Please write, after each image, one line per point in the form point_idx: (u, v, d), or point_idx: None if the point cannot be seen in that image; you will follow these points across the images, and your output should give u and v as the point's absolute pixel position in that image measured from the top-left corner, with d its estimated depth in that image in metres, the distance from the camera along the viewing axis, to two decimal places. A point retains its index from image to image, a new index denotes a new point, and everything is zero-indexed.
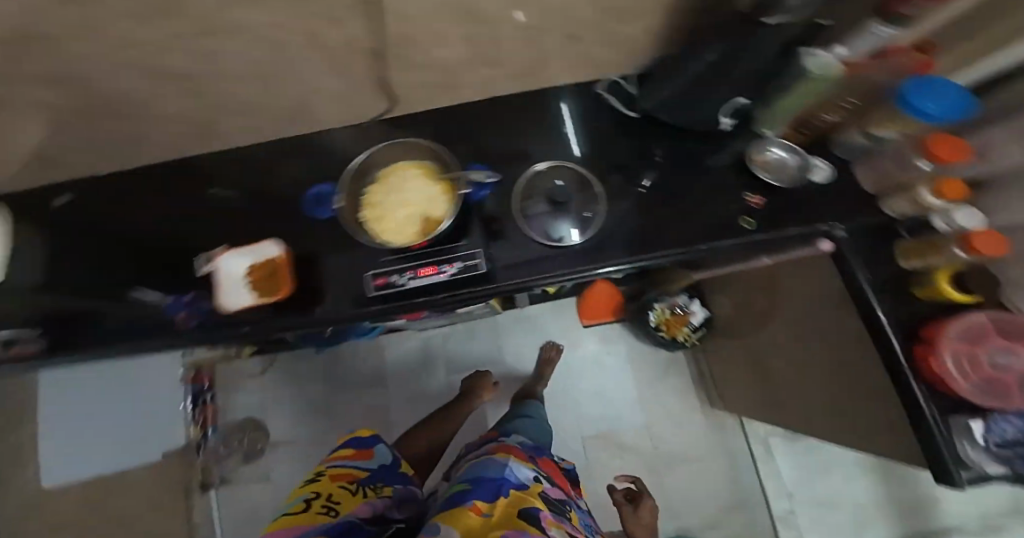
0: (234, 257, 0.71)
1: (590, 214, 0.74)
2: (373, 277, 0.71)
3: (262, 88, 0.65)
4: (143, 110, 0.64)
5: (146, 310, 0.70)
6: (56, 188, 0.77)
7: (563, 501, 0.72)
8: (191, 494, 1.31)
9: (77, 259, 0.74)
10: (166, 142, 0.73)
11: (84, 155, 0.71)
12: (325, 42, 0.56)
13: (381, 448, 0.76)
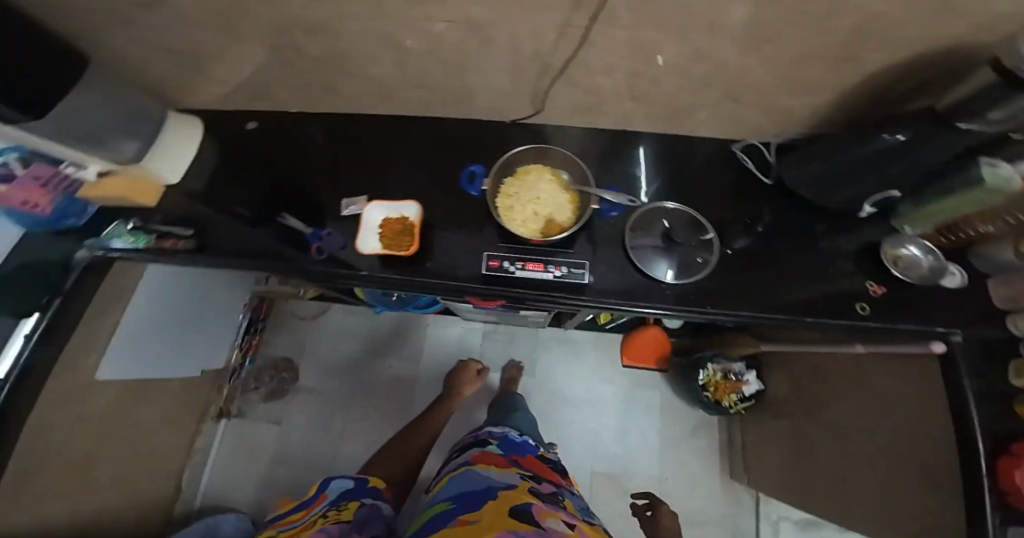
0: (377, 208, 0.78)
1: (700, 259, 0.77)
2: (489, 257, 0.76)
3: (457, 71, 0.72)
4: (351, 64, 0.72)
5: (282, 231, 0.76)
6: (244, 114, 0.86)
7: (554, 493, 0.81)
8: (204, 420, 1.25)
9: (239, 176, 0.81)
10: (349, 94, 0.81)
11: (284, 92, 0.80)
12: (541, 48, 0.64)
13: (337, 485, 0.94)
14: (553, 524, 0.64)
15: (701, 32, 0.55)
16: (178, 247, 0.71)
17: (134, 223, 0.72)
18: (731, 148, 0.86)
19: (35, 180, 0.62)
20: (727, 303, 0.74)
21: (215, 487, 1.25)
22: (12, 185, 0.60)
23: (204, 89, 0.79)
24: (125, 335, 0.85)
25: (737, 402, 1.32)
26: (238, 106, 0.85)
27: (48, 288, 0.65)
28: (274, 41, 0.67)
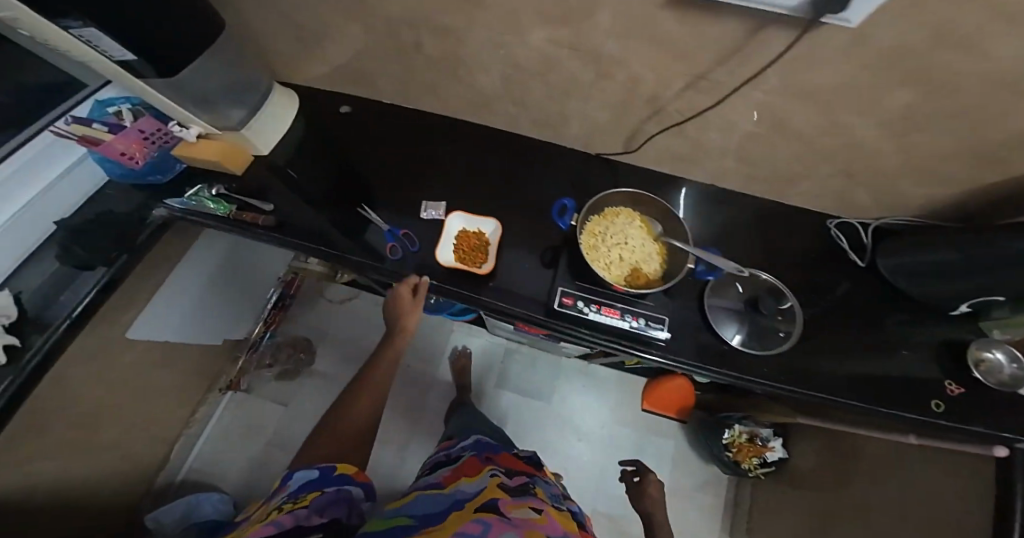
0: (458, 219, 0.76)
1: (783, 334, 0.74)
2: (562, 296, 0.69)
3: (563, 104, 0.70)
4: (462, 71, 0.70)
5: (356, 227, 0.73)
6: (338, 96, 0.85)
7: (524, 485, 0.63)
8: (211, 391, 1.16)
9: (321, 158, 0.79)
10: (446, 98, 0.79)
11: (384, 81, 0.79)
12: (667, 101, 0.60)
13: (294, 478, 0.53)
14: (525, 510, 0.49)
15: (851, 105, 0.53)
16: (259, 223, 0.69)
17: (218, 190, 0.70)
18: (826, 223, 0.86)
19: (139, 133, 0.63)
20: (796, 382, 0.71)
21: (207, 461, 1.17)
22: (119, 135, 0.60)
23: (307, 62, 0.77)
24: (162, 300, 0.83)
25: (756, 466, 1.30)
26: (333, 87, 0.84)
27: (119, 244, 0.61)
28: (394, 33, 0.65)
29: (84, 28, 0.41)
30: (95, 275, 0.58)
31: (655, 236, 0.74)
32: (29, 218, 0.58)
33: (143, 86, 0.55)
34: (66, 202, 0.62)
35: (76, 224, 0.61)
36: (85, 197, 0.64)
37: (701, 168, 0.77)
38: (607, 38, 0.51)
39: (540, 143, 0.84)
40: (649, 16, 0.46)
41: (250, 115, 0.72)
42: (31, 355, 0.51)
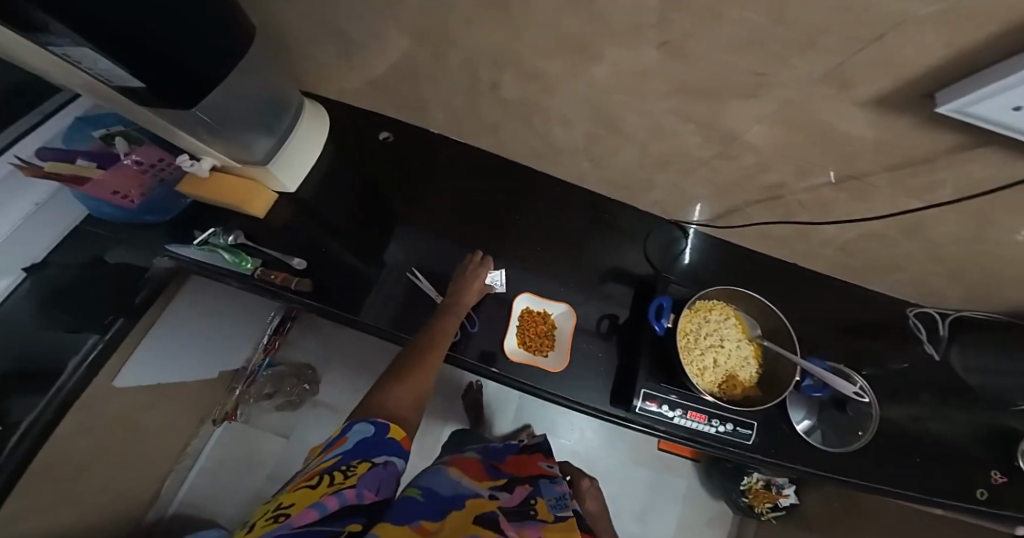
0: (529, 299, 0.67)
1: (861, 433, 0.66)
2: (645, 396, 0.62)
3: (645, 170, 0.59)
4: (533, 118, 0.59)
5: (408, 293, 0.65)
6: (377, 119, 0.72)
7: (525, 500, 0.51)
8: (204, 422, 1.04)
9: (360, 202, 0.68)
10: (503, 138, 0.67)
11: (437, 113, 0.67)
12: (792, 190, 0.51)
13: (355, 428, 0.42)
14: None
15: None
16: (294, 287, 0.59)
17: (238, 238, 0.60)
18: (905, 310, 0.77)
19: (136, 165, 0.53)
20: (866, 475, 0.66)
21: (197, 497, 1.06)
22: (111, 170, 0.50)
23: (348, 85, 0.65)
24: (148, 345, 0.69)
25: (768, 511, 1.20)
26: (374, 110, 0.71)
27: (114, 304, 0.53)
28: (469, 71, 0.53)
29: (70, 46, 0.30)
30: (88, 341, 0.49)
31: (748, 336, 0.69)
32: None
33: (151, 111, 0.43)
34: (34, 247, 0.50)
35: (60, 281, 0.51)
36: (56, 240, 0.52)
37: (790, 249, 0.69)
38: (759, 127, 0.41)
39: (608, 199, 0.74)
40: (829, 114, 0.36)
41: (279, 144, 0.60)
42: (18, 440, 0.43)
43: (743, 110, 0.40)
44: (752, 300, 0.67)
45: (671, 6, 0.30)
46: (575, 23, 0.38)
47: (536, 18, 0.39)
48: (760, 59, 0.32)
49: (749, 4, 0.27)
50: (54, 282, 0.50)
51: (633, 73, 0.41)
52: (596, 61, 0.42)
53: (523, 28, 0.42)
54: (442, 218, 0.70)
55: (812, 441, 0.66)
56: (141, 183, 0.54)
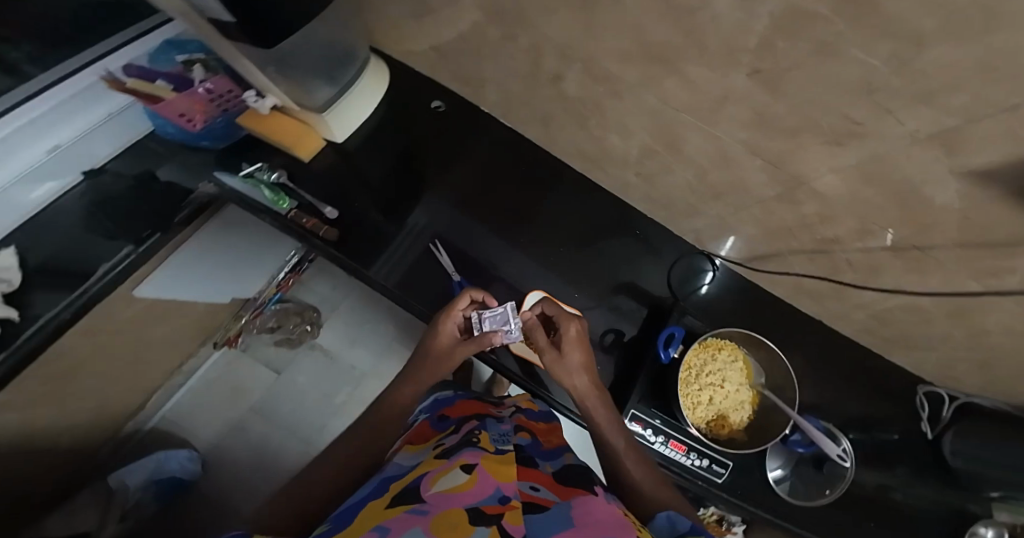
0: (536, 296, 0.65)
1: (828, 493, 0.64)
2: (632, 417, 0.61)
3: (690, 196, 0.57)
4: (588, 120, 0.56)
5: (427, 262, 0.65)
6: (430, 87, 0.71)
7: (468, 434, 0.49)
8: (204, 343, 1.05)
9: (398, 168, 0.68)
10: (552, 132, 0.65)
11: (493, 92, 0.65)
12: (843, 246, 0.49)
13: None
14: (448, 482, 0.36)
15: None
16: (320, 233, 0.60)
17: (279, 177, 0.61)
18: (917, 387, 0.73)
19: (205, 93, 0.53)
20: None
21: (181, 413, 1.10)
22: (181, 93, 0.51)
23: (413, 44, 0.63)
24: (168, 264, 0.67)
25: None
26: (432, 75, 0.69)
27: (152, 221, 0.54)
28: (536, 58, 0.52)
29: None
30: (121, 250, 0.52)
31: (750, 382, 0.66)
32: (53, 165, 0.51)
33: (225, 43, 0.43)
34: (96, 154, 0.54)
35: (111, 191, 0.55)
36: (124, 143, 0.57)
37: (822, 307, 0.66)
38: (831, 177, 0.39)
39: (649, 218, 0.71)
40: (919, 177, 0.34)
41: (338, 94, 0.61)
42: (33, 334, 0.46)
43: (821, 156, 0.37)
44: (766, 347, 0.64)
45: (778, 36, 0.29)
46: (665, 34, 0.36)
47: (625, 20, 0.37)
48: (858, 107, 0.30)
49: (871, 46, 0.25)
50: (107, 192, 0.55)
51: (713, 98, 0.39)
52: (675, 78, 0.40)
53: (609, 28, 0.40)
54: (475, 200, 0.69)
55: (779, 491, 0.65)
56: (206, 110, 0.54)
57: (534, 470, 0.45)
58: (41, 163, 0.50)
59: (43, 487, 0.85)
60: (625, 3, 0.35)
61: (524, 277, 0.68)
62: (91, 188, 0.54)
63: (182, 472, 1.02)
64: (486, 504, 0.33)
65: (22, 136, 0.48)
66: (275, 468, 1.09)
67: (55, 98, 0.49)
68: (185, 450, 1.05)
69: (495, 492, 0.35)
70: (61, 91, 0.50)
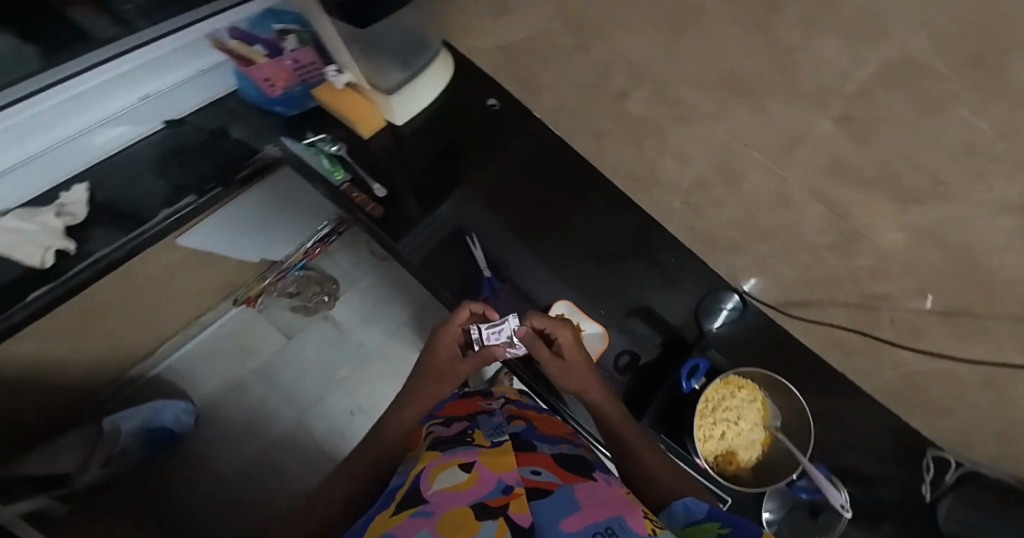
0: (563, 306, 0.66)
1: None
2: None
3: (734, 235, 0.56)
4: (640, 144, 0.55)
5: (461, 254, 0.66)
6: (485, 86, 0.70)
7: (460, 432, 0.47)
8: (225, 298, 1.05)
9: (450, 161, 0.69)
10: (599, 151, 0.64)
11: (550, 99, 0.63)
12: (890, 304, 0.50)
13: None
14: (445, 483, 0.34)
15: None
16: (366, 209, 0.62)
17: (337, 150, 0.62)
18: (924, 449, 0.69)
19: (292, 63, 0.56)
20: None
21: (187, 365, 1.08)
22: (269, 61, 0.54)
23: (479, 40, 0.63)
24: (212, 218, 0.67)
25: None
26: (490, 72, 0.68)
27: (216, 175, 0.55)
28: (606, 74, 0.49)
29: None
30: (185, 199, 0.54)
31: (765, 423, 0.64)
32: (137, 114, 0.52)
33: (325, 18, 0.48)
34: (178, 106, 0.57)
35: (187, 141, 0.57)
36: (204, 100, 0.59)
37: (852, 361, 0.65)
38: (908, 227, 0.38)
39: (687, 249, 0.68)
40: (1008, 245, 0.32)
41: (406, 79, 0.62)
42: (82, 267, 0.49)
43: (894, 212, 0.37)
44: (787, 394, 0.62)
45: (881, 88, 0.28)
46: (758, 70, 0.35)
47: (715, 52, 0.36)
48: (949, 171, 0.30)
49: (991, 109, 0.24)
50: (181, 141, 0.57)
51: (794, 140, 0.38)
52: (755, 116, 0.39)
53: (696, 56, 0.38)
54: (516, 202, 0.70)
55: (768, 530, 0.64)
56: (288, 77, 0.57)
57: (535, 455, 0.42)
58: (126, 110, 0.51)
59: (46, 417, 0.87)
60: (717, 36, 0.34)
61: (553, 291, 0.68)
62: (169, 135, 0.57)
63: (175, 423, 1.01)
64: (491, 496, 0.30)
65: (115, 86, 0.49)
66: (268, 434, 1.10)
67: (153, 52, 0.50)
68: (182, 402, 1.04)
69: (497, 484, 0.32)
70: (160, 46, 0.50)
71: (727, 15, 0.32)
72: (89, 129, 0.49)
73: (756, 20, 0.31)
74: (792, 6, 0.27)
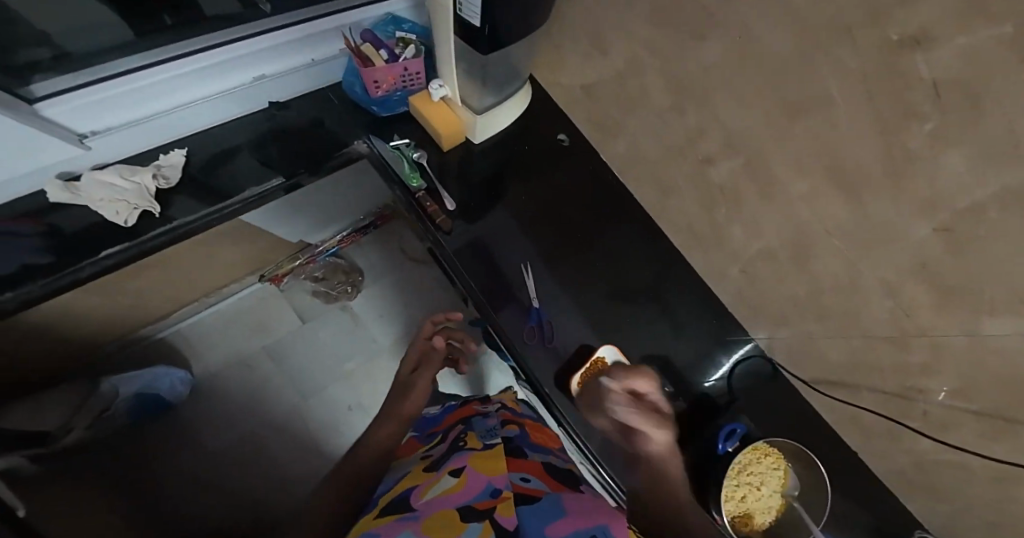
0: (609, 350, 0.63)
1: None
2: None
3: (792, 308, 0.57)
4: (709, 208, 0.56)
5: (511, 279, 0.65)
6: (558, 121, 0.71)
7: (458, 437, 0.67)
8: (252, 272, 1.03)
9: (513, 180, 0.69)
10: (660, 205, 0.65)
11: (622, 145, 0.63)
12: (925, 397, 0.52)
13: None
14: (447, 481, 0.50)
15: None
16: (436, 222, 0.63)
17: (420, 159, 0.63)
18: (914, 531, 0.66)
19: (402, 69, 0.59)
20: None
21: (199, 332, 1.05)
22: (383, 65, 0.57)
23: (568, 78, 0.64)
24: None
25: None
26: (565, 109, 0.69)
27: (308, 161, 0.58)
28: (695, 139, 0.50)
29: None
30: (272, 180, 0.56)
31: (782, 490, 0.62)
32: (255, 91, 0.59)
33: (452, 39, 0.50)
34: (289, 89, 0.62)
35: (290, 125, 0.61)
36: (310, 88, 0.64)
37: (874, 451, 0.65)
38: (992, 334, 0.39)
39: (728, 313, 0.68)
40: None
41: (496, 104, 0.63)
42: (162, 230, 0.51)
43: (968, 319, 0.40)
44: (813, 468, 0.60)
45: (996, 207, 0.31)
46: (870, 167, 0.37)
47: (827, 142, 0.38)
48: None
49: None
50: (285, 126, 0.60)
51: (884, 235, 0.41)
52: (849, 205, 0.41)
53: (803, 142, 0.40)
54: (571, 233, 0.68)
55: None
56: (395, 82, 0.60)
57: (524, 463, 0.56)
58: (239, 89, 0.57)
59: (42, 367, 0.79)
60: (836, 130, 0.37)
61: (593, 328, 0.66)
62: (277, 120, 0.62)
63: (169, 392, 0.96)
64: (479, 500, 0.44)
65: (241, 62, 0.55)
66: (265, 418, 1.05)
67: (265, 43, 0.55)
68: (181, 370, 1.00)
69: (488, 487, 0.46)
70: (287, 34, 0.56)
71: (855, 112, 0.35)
72: (204, 101, 0.55)
73: (886, 122, 0.33)
74: (934, 119, 0.30)
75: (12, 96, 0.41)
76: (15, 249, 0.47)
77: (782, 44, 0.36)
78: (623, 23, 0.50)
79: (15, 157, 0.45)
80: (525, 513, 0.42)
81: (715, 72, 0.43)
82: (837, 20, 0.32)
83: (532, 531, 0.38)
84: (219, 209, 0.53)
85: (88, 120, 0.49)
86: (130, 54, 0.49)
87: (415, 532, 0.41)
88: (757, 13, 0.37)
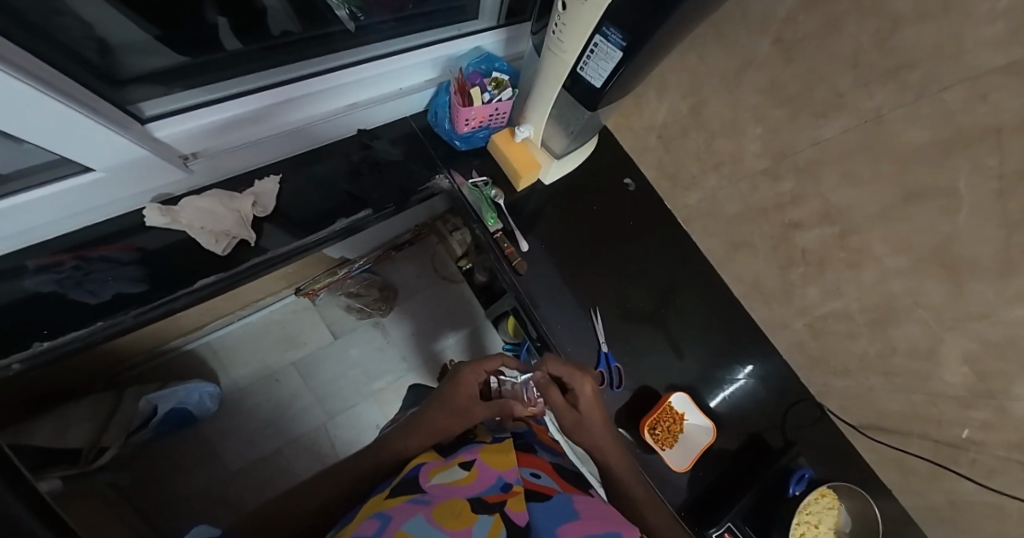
0: (679, 398, 0.66)
1: None
2: (725, 529, 0.61)
3: (856, 364, 0.59)
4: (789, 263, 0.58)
5: (581, 316, 0.67)
6: (628, 166, 0.73)
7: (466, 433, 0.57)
8: (289, 285, 1.01)
9: (571, 215, 0.70)
10: (728, 253, 0.67)
11: (695, 198, 0.66)
12: (979, 447, 0.50)
13: None
14: (453, 474, 0.43)
15: None
16: (513, 263, 0.66)
17: (499, 200, 0.66)
18: None
19: (494, 108, 0.61)
20: None
21: (227, 347, 1.02)
22: (479, 105, 0.59)
23: (643, 125, 0.66)
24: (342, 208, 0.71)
25: None
26: (634, 154, 0.72)
27: (396, 198, 0.62)
28: (789, 203, 0.54)
29: (612, 42, 0.40)
30: (362, 211, 0.59)
31: (835, 528, 0.64)
32: (349, 119, 0.59)
33: (557, 95, 0.53)
34: (377, 118, 0.63)
35: (383, 157, 0.63)
36: (394, 116, 0.65)
37: (926, 519, 0.63)
38: None
39: (784, 360, 0.69)
40: None
41: (576, 147, 0.65)
42: (257, 259, 0.53)
43: None
44: (865, 504, 0.62)
45: None
46: (973, 245, 0.40)
47: (939, 227, 0.42)
48: None
49: None
50: (377, 157, 0.63)
51: (971, 311, 0.44)
52: (946, 275, 0.44)
53: (910, 219, 0.44)
54: (627, 273, 0.69)
55: None
56: (483, 120, 0.62)
57: (533, 458, 0.51)
58: (330, 119, 0.57)
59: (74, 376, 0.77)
60: (954, 210, 0.40)
61: (654, 373, 0.68)
62: (369, 150, 0.63)
63: (197, 407, 0.93)
64: (489, 494, 0.38)
65: (342, 92, 0.56)
66: (286, 433, 1.01)
67: (356, 74, 0.55)
68: (210, 383, 0.96)
69: (498, 480, 0.41)
70: (391, 63, 0.56)
71: (981, 207, 0.38)
72: (298, 130, 0.55)
73: (1013, 214, 0.36)
74: None
75: (127, 116, 0.41)
76: (114, 278, 0.47)
77: (915, 136, 0.39)
78: (728, 88, 0.52)
79: (119, 180, 0.45)
80: (536, 510, 0.37)
81: (828, 147, 0.46)
82: (980, 123, 0.35)
83: (544, 527, 0.34)
84: (312, 239, 0.56)
85: (193, 143, 0.48)
86: (237, 76, 0.48)
87: (427, 517, 0.34)
88: (892, 101, 0.39)
